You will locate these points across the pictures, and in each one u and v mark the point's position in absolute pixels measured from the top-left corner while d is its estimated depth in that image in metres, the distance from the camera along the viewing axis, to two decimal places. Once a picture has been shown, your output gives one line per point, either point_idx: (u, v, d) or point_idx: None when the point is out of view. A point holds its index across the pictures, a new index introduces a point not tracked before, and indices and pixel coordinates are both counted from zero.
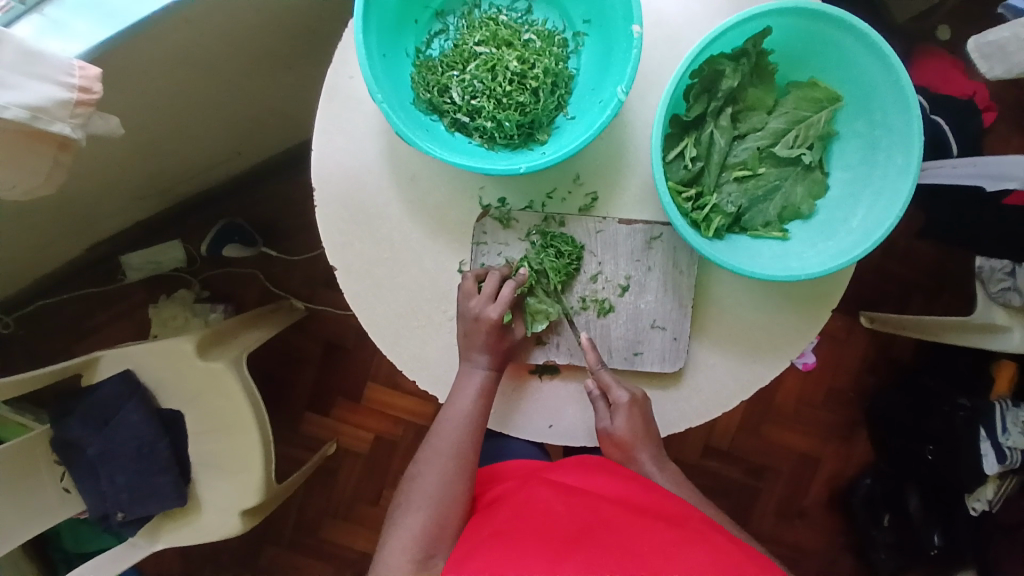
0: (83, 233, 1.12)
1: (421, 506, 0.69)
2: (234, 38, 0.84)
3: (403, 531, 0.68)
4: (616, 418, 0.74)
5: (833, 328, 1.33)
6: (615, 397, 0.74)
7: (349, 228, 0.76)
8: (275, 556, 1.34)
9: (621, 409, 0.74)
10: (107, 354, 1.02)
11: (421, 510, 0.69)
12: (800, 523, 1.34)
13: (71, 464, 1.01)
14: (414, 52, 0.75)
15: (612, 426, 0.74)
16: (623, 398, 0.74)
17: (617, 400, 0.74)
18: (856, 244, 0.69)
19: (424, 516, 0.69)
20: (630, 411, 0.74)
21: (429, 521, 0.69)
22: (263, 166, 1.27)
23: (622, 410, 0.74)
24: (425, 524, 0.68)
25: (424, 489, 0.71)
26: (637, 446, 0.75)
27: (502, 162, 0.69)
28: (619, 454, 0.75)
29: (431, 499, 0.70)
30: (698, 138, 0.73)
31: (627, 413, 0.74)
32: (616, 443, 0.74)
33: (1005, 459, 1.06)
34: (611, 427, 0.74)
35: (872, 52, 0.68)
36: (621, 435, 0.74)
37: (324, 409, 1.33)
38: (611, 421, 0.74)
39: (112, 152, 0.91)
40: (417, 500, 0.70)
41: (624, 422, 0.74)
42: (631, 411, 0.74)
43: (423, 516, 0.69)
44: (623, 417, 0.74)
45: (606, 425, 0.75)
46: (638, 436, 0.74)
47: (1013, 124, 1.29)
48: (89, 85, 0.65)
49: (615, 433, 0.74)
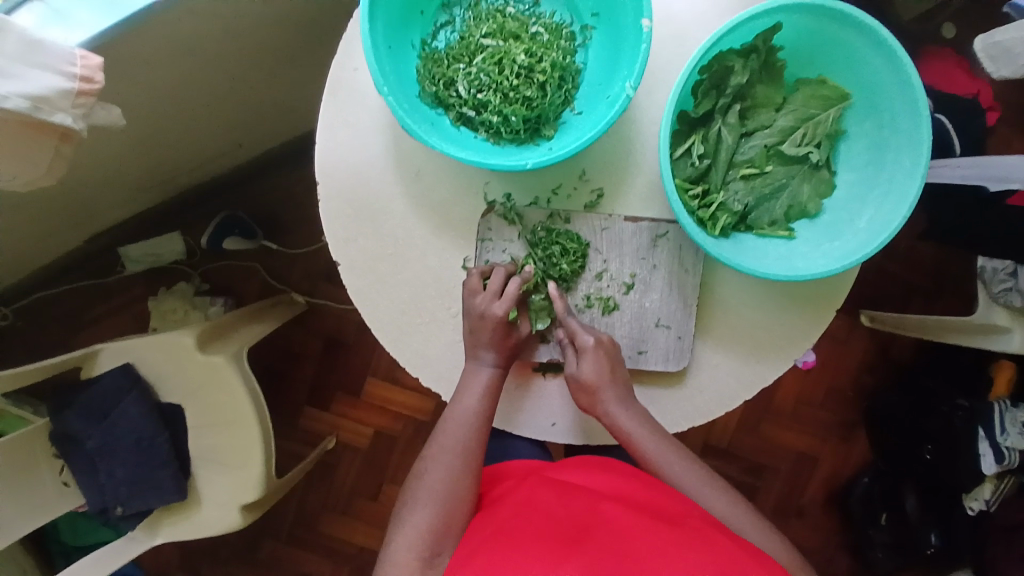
0: (82, 225, 1.11)
1: (428, 503, 0.69)
2: (237, 29, 0.83)
3: (409, 529, 0.68)
4: (583, 363, 0.72)
5: (833, 327, 1.33)
6: (581, 342, 0.72)
7: (353, 223, 0.76)
8: (273, 551, 1.33)
9: (587, 353, 0.72)
10: (106, 347, 1.02)
11: (427, 507, 0.69)
12: (798, 521, 1.35)
13: (70, 457, 1.01)
14: (420, 45, 0.75)
15: (578, 371, 0.72)
16: (588, 342, 0.72)
17: (583, 345, 0.72)
18: (862, 245, 0.69)
19: (429, 514, 0.68)
20: (597, 356, 0.72)
21: (435, 519, 0.68)
22: (264, 159, 1.27)
23: (589, 355, 0.72)
24: (431, 522, 0.68)
25: (430, 485, 0.70)
26: (604, 390, 0.73)
27: (508, 157, 0.69)
28: (587, 399, 0.73)
29: (437, 496, 0.70)
30: (706, 135, 0.73)
31: (594, 358, 0.72)
32: (583, 389, 0.73)
33: (1003, 459, 1.07)
34: (578, 372, 0.72)
35: (881, 52, 0.67)
36: (588, 380, 0.72)
37: (323, 404, 1.33)
38: (577, 366, 0.72)
39: (112, 144, 0.90)
40: (423, 497, 0.70)
41: (591, 367, 0.72)
42: (597, 355, 0.72)
43: (429, 514, 0.68)
44: (590, 362, 0.72)
45: (573, 370, 0.73)
46: (604, 379, 0.72)
47: (1017, 125, 1.29)
48: (91, 75, 0.64)
49: (581, 378, 0.72)
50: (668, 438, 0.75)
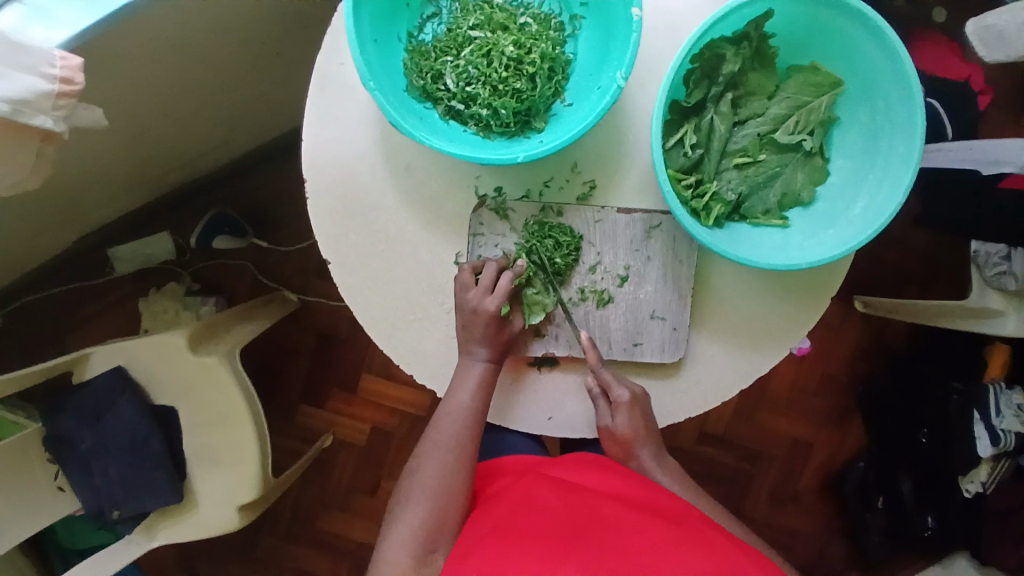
0: (69, 226, 1.10)
1: (421, 500, 0.69)
2: (220, 24, 0.82)
3: (403, 526, 0.67)
4: (617, 416, 0.74)
5: (828, 313, 1.33)
6: (615, 395, 0.74)
7: (343, 220, 0.75)
8: (272, 548, 1.33)
9: (622, 407, 0.74)
10: (97, 350, 1.01)
11: (421, 504, 0.68)
12: (795, 507, 1.35)
13: (63, 461, 1.00)
14: (407, 38, 0.73)
15: (613, 424, 0.75)
16: (623, 396, 0.74)
17: (617, 398, 0.74)
18: (857, 233, 0.68)
19: (424, 511, 0.68)
20: (631, 410, 0.74)
21: (430, 515, 0.68)
22: (252, 156, 1.25)
23: (622, 408, 0.74)
24: (426, 519, 0.68)
25: (424, 482, 0.70)
26: (637, 442, 0.76)
27: (499, 150, 0.68)
28: (619, 449, 0.77)
29: (431, 492, 0.69)
30: (698, 124, 0.72)
31: (628, 412, 0.74)
32: (617, 441, 0.75)
33: (999, 442, 1.09)
34: (612, 425, 0.75)
35: (874, 37, 0.67)
36: (622, 433, 0.75)
37: (318, 401, 1.32)
38: (612, 419, 0.75)
39: (95, 144, 0.89)
40: (417, 494, 0.69)
41: (626, 421, 0.74)
42: (632, 409, 0.74)
43: (423, 511, 0.68)
44: (624, 416, 0.74)
45: (606, 422, 0.75)
46: (638, 433, 0.75)
47: (1009, 107, 1.29)
48: (71, 76, 0.63)
49: (616, 431, 0.74)
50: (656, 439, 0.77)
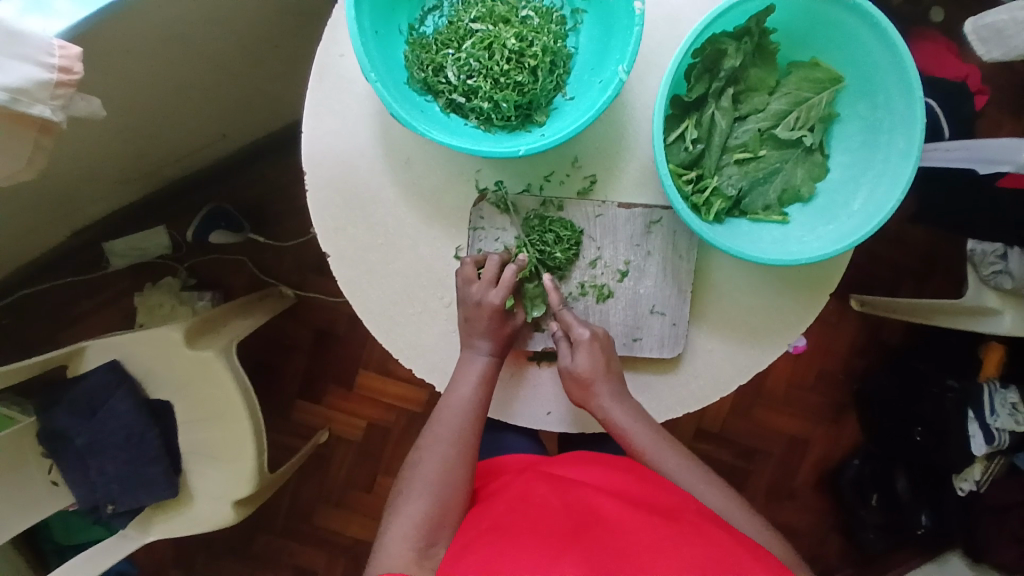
0: (65, 219, 1.09)
1: (423, 493, 0.68)
2: (219, 15, 0.81)
3: (404, 519, 0.66)
4: (577, 355, 0.72)
5: (825, 311, 1.33)
6: (575, 335, 0.72)
7: (343, 213, 0.75)
8: (268, 544, 1.33)
9: (582, 345, 0.72)
10: (92, 344, 1.00)
11: (422, 498, 0.68)
12: (791, 504, 1.36)
13: (58, 455, 0.99)
14: (407, 30, 0.73)
15: (573, 363, 0.72)
16: (584, 335, 0.72)
17: (578, 338, 0.72)
18: (856, 228, 0.69)
19: (424, 504, 0.67)
20: (592, 348, 0.72)
21: (431, 508, 0.67)
22: (250, 149, 1.25)
23: (584, 347, 0.72)
24: (427, 511, 0.67)
25: (426, 475, 0.69)
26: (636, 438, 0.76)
27: (500, 144, 0.68)
28: (581, 392, 0.74)
29: (432, 485, 0.69)
30: (699, 119, 0.72)
31: (589, 351, 0.72)
32: (578, 381, 0.73)
33: (993, 440, 1.09)
34: (572, 364, 0.72)
35: (875, 32, 0.67)
36: (583, 372, 0.72)
37: (315, 397, 1.32)
38: (572, 358, 0.72)
39: (92, 135, 0.88)
40: (418, 487, 0.68)
41: (585, 359, 0.72)
42: (592, 348, 0.72)
43: (424, 504, 0.67)
44: (584, 354, 0.72)
45: (567, 363, 0.73)
46: (598, 372, 0.72)
47: (1006, 106, 1.29)
48: (70, 65, 0.62)
49: (577, 370, 0.72)
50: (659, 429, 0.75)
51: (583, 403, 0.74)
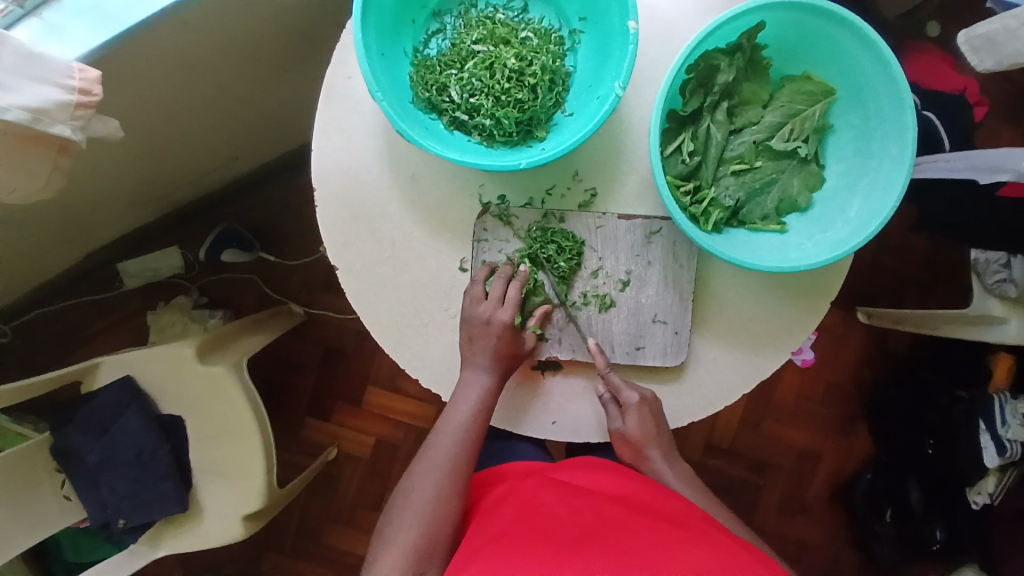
0: (81, 239, 1.12)
1: (413, 521, 0.69)
2: (231, 40, 0.84)
3: (394, 549, 0.68)
4: (628, 419, 0.75)
5: (830, 323, 1.33)
6: (625, 399, 0.75)
7: (351, 227, 0.77)
8: (277, 563, 1.33)
9: (632, 409, 0.75)
10: (106, 361, 1.02)
11: (413, 526, 0.69)
12: (803, 520, 1.35)
13: (71, 472, 1.01)
14: (412, 52, 0.76)
15: (625, 427, 0.75)
16: (633, 398, 0.75)
17: (627, 401, 0.75)
18: (853, 235, 0.70)
19: (415, 533, 0.69)
20: (641, 411, 0.75)
21: (421, 538, 0.68)
22: (260, 170, 1.28)
23: (633, 411, 0.75)
24: (416, 541, 0.68)
25: (417, 503, 0.70)
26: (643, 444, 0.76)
27: (502, 158, 0.70)
28: (631, 450, 0.77)
29: (423, 513, 0.70)
30: (695, 132, 0.74)
31: (639, 413, 0.75)
32: (629, 442, 0.76)
33: (1005, 451, 1.06)
34: (623, 428, 0.75)
35: (864, 44, 0.69)
36: (634, 435, 0.75)
37: (324, 414, 1.33)
38: (622, 421, 0.75)
39: (108, 156, 0.91)
40: (409, 515, 0.70)
41: (636, 422, 0.75)
42: (642, 411, 0.75)
43: (414, 535, 0.68)
44: (635, 418, 0.75)
45: (618, 426, 0.75)
46: (648, 435, 0.75)
47: (1004, 117, 1.31)
48: (89, 88, 0.65)
49: (628, 434, 0.75)
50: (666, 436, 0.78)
51: (633, 460, 0.78)
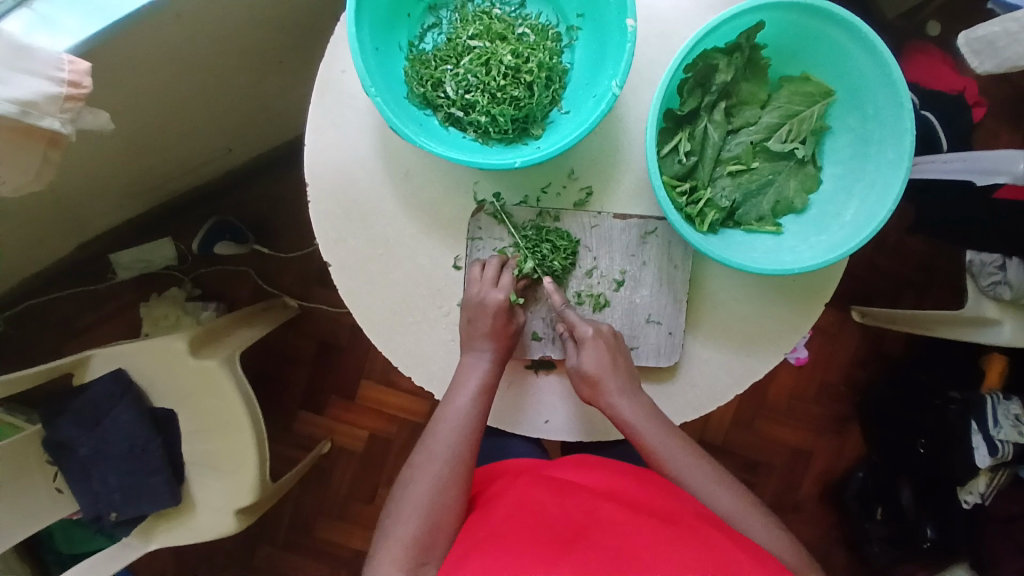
0: (72, 231, 1.11)
1: (414, 513, 0.67)
2: (225, 32, 0.83)
3: (394, 542, 0.66)
4: (583, 355, 0.72)
5: (825, 322, 1.34)
6: (579, 333, 0.72)
7: (343, 224, 0.76)
8: (269, 556, 1.33)
9: (587, 344, 0.72)
10: (98, 353, 1.02)
11: (413, 517, 0.67)
12: (794, 518, 1.35)
13: (63, 464, 1.00)
14: (407, 47, 0.75)
15: (580, 363, 0.72)
16: (588, 332, 0.72)
17: (582, 336, 0.72)
18: (848, 238, 0.70)
19: (414, 529, 0.66)
20: (596, 345, 0.72)
21: (420, 529, 0.66)
22: (255, 163, 1.27)
23: (588, 346, 0.72)
24: (415, 536, 0.66)
25: (416, 495, 0.69)
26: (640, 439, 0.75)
27: (496, 156, 0.69)
28: (591, 392, 0.73)
29: (423, 505, 0.68)
30: (692, 132, 0.73)
31: (594, 348, 0.72)
32: (585, 380, 0.72)
33: (997, 452, 1.08)
34: (579, 364, 0.72)
35: (864, 46, 0.68)
36: (589, 371, 0.71)
37: (317, 408, 1.33)
38: (578, 358, 0.72)
39: (99, 149, 0.90)
40: (409, 507, 0.68)
41: (591, 358, 0.72)
42: (597, 345, 0.72)
43: (415, 526, 0.66)
44: (589, 353, 0.72)
45: (574, 363, 0.73)
46: (605, 369, 0.72)
47: (1004, 118, 1.30)
48: (78, 80, 0.64)
49: (583, 369, 0.72)
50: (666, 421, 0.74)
51: (592, 400, 0.73)
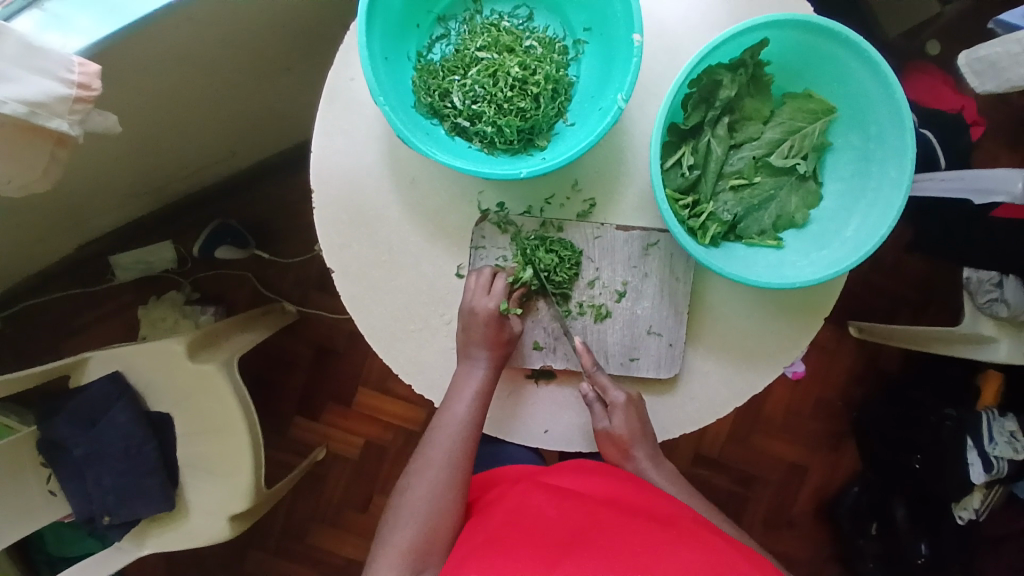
0: (73, 231, 1.11)
1: (410, 520, 0.67)
2: (233, 36, 0.84)
3: (391, 548, 0.66)
4: (614, 418, 0.74)
5: (821, 337, 1.34)
6: (613, 398, 0.75)
7: (348, 230, 0.76)
8: (261, 562, 1.32)
9: (618, 408, 0.74)
10: (95, 356, 1.01)
11: (409, 525, 0.67)
12: (788, 532, 1.35)
13: (57, 465, 1.00)
14: (415, 57, 0.76)
15: (611, 426, 0.74)
16: (619, 398, 0.74)
17: (614, 400, 0.75)
18: (848, 255, 0.70)
19: (411, 534, 0.67)
20: (628, 411, 0.75)
21: (418, 535, 0.67)
22: (258, 168, 1.27)
23: (620, 410, 0.75)
24: (413, 541, 0.66)
25: (414, 501, 0.69)
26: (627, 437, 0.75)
27: (502, 166, 0.69)
28: (616, 453, 0.75)
29: (420, 511, 0.68)
30: (696, 146, 0.74)
31: (625, 413, 0.74)
32: (615, 443, 0.75)
33: (992, 469, 1.08)
34: (609, 427, 0.74)
35: (867, 66, 0.69)
36: (620, 434, 0.74)
37: (313, 413, 1.32)
38: (608, 421, 0.75)
39: (104, 149, 0.89)
40: (406, 514, 0.68)
41: (622, 421, 0.74)
42: (628, 410, 0.75)
43: (412, 532, 0.67)
44: (621, 417, 0.74)
45: (603, 425, 0.75)
46: (636, 433, 0.75)
47: (1001, 138, 1.32)
48: (89, 82, 0.64)
49: (615, 432, 0.74)
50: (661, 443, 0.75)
51: (617, 462, 0.76)
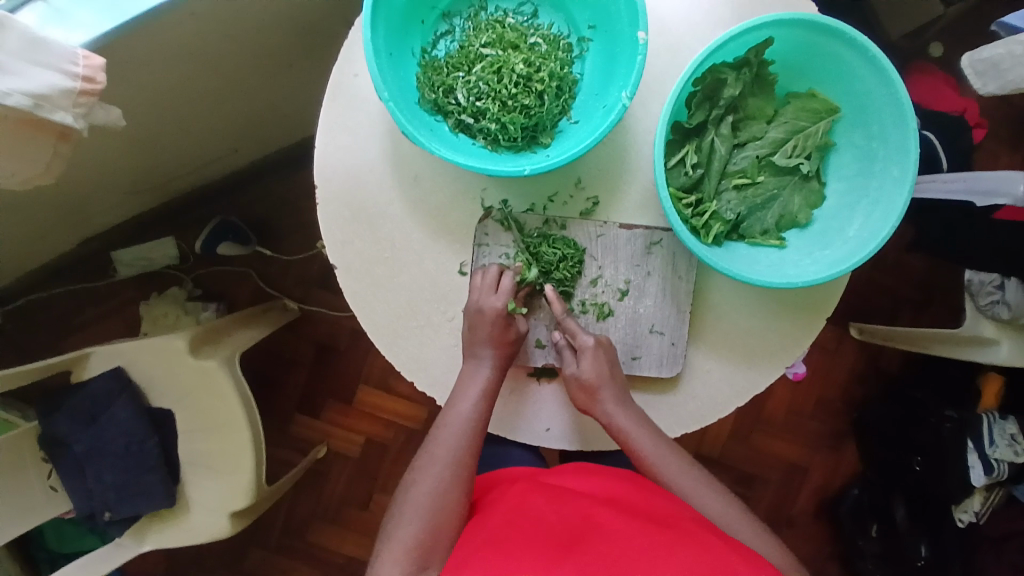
0: (75, 226, 1.11)
1: (414, 517, 0.67)
2: (237, 32, 0.84)
3: (395, 545, 0.66)
4: (582, 362, 0.73)
5: (822, 338, 1.34)
6: (580, 342, 0.73)
7: (351, 226, 0.76)
8: (262, 560, 1.32)
9: (587, 352, 0.73)
10: (97, 351, 1.01)
11: (413, 522, 0.67)
12: (788, 533, 1.35)
13: (58, 461, 1.00)
14: (420, 54, 0.76)
15: (579, 370, 0.73)
16: (588, 342, 0.73)
17: (583, 345, 0.73)
18: (851, 254, 0.70)
19: (415, 532, 0.66)
20: (597, 354, 0.73)
21: (421, 533, 0.66)
22: (261, 165, 1.27)
23: (588, 354, 0.73)
24: (416, 538, 0.66)
25: (417, 499, 0.69)
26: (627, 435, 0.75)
27: (505, 163, 0.69)
28: (585, 398, 0.74)
29: (424, 509, 0.68)
30: (699, 145, 0.74)
31: (594, 356, 0.73)
32: (583, 388, 0.73)
33: (992, 471, 1.08)
34: (578, 371, 0.73)
35: (871, 65, 0.69)
36: (587, 378, 0.73)
37: (314, 411, 1.32)
38: (577, 366, 0.73)
39: (108, 144, 0.90)
40: (409, 511, 0.68)
41: (590, 365, 0.73)
42: (597, 354, 0.73)
43: (415, 530, 0.66)
44: (589, 360, 0.73)
45: (572, 370, 0.73)
46: (604, 377, 0.73)
47: (1003, 139, 1.32)
48: (93, 75, 0.64)
49: (582, 376, 0.73)
50: (661, 442, 0.75)
51: (587, 407, 0.74)
